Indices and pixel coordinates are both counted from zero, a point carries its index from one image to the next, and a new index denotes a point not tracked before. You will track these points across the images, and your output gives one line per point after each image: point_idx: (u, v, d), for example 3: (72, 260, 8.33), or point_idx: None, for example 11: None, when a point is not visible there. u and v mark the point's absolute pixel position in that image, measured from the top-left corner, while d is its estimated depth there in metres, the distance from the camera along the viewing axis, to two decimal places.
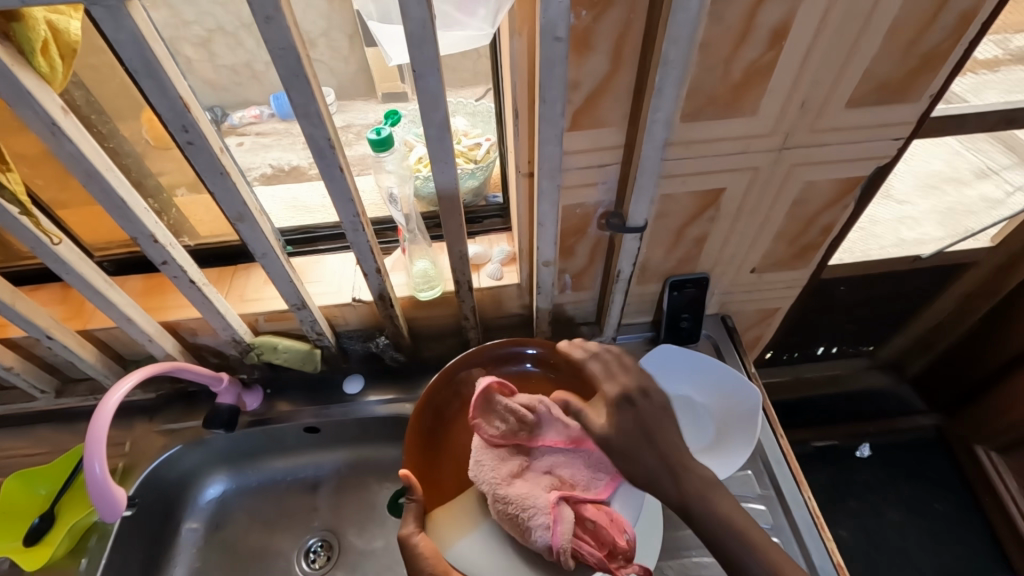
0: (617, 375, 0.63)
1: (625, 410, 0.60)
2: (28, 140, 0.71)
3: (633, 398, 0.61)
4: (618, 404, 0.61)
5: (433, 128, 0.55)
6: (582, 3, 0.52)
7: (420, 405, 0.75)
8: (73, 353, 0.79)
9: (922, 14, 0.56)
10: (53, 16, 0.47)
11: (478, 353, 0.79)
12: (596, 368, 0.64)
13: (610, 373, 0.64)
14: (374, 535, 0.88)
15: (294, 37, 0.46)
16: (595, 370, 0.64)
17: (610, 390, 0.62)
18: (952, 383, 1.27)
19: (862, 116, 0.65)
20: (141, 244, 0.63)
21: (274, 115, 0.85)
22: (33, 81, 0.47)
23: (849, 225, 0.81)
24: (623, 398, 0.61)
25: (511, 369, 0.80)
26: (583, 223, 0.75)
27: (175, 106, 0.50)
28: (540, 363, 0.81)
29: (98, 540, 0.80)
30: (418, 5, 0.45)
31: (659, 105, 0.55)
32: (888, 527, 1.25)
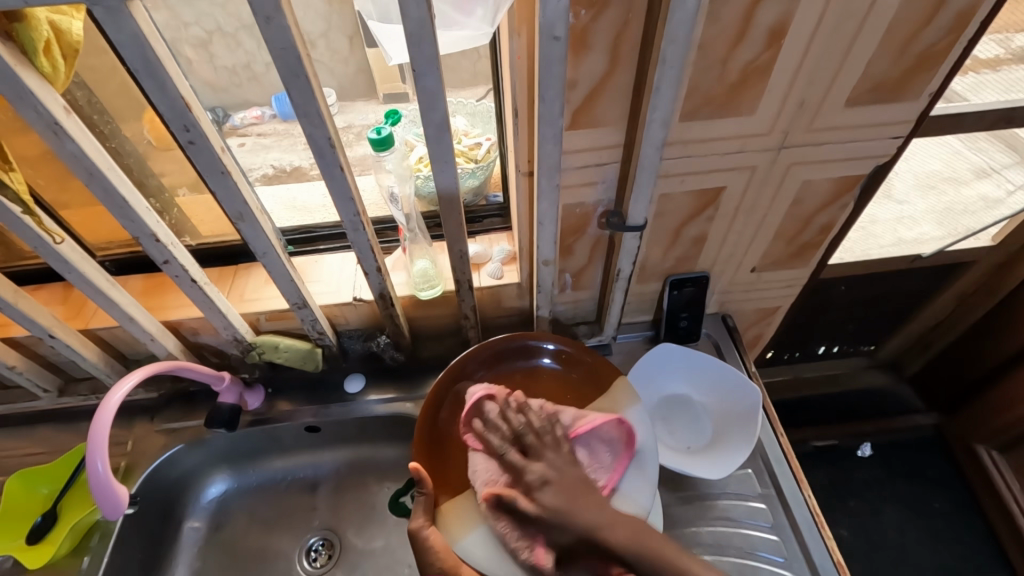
0: (538, 455, 0.64)
1: (544, 492, 0.61)
2: (31, 141, 0.72)
3: (553, 479, 0.62)
4: (536, 487, 0.62)
5: (432, 127, 0.55)
6: (580, 3, 0.52)
7: (428, 397, 0.76)
8: (75, 353, 0.79)
9: (918, 13, 0.56)
10: (55, 16, 0.47)
11: (485, 346, 0.79)
12: (516, 459, 0.64)
13: (535, 450, 0.65)
14: (374, 533, 0.89)
15: (294, 36, 0.47)
16: (513, 460, 0.64)
17: (531, 473, 0.62)
18: (953, 382, 1.26)
19: (861, 115, 0.65)
20: (142, 244, 0.63)
21: (275, 116, 0.86)
22: (36, 82, 0.47)
23: (848, 225, 0.81)
24: (543, 482, 0.62)
25: (516, 364, 0.81)
26: (582, 222, 0.75)
27: (177, 106, 0.50)
28: (546, 358, 0.81)
29: (100, 539, 0.79)
30: (417, 5, 0.45)
31: (656, 105, 0.55)
32: (888, 526, 1.25)
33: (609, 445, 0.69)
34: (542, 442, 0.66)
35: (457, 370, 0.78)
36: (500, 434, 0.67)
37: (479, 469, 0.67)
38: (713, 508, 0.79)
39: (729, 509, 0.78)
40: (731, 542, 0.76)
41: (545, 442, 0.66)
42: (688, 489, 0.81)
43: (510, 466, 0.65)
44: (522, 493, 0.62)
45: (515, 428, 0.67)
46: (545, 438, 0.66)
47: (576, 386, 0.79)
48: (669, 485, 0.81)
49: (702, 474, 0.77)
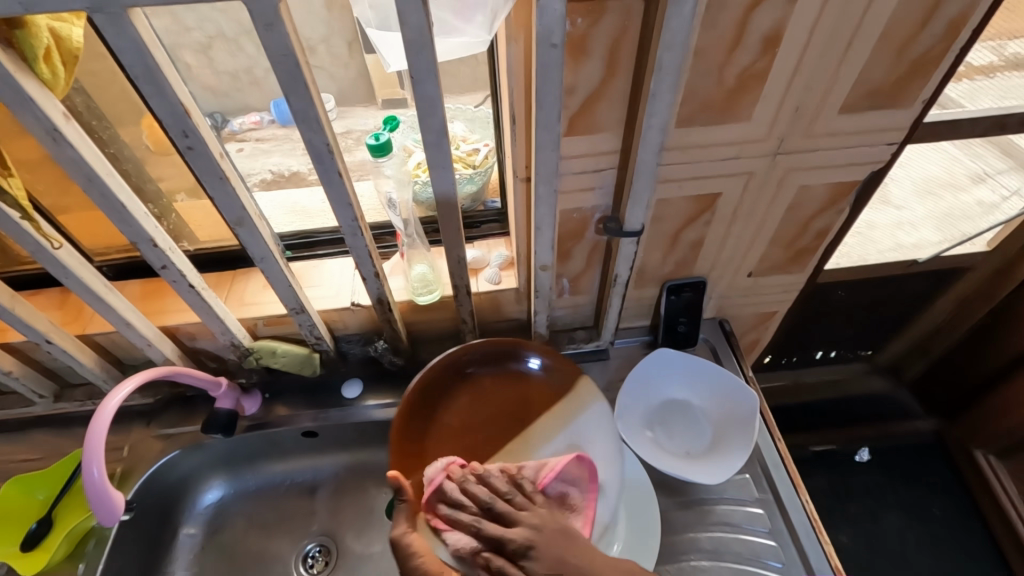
0: (516, 516, 0.62)
1: (531, 558, 0.58)
2: (29, 146, 0.72)
3: (537, 543, 0.59)
4: (519, 555, 0.59)
5: (430, 133, 0.56)
6: (577, 11, 0.53)
7: (405, 400, 0.75)
8: (72, 358, 0.79)
9: (914, 19, 0.56)
10: (56, 23, 0.47)
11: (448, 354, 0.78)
12: (493, 529, 0.61)
13: (510, 515, 0.62)
14: (372, 539, 0.88)
15: (293, 43, 0.47)
16: (491, 532, 0.61)
17: (512, 542, 0.59)
18: (950, 386, 1.27)
19: (856, 121, 0.65)
20: (140, 249, 0.64)
21: (274, 121, 0.85)
22: (36, 88, 0.47)
23: (845, 230, 0.81)
24: (528, 545, 0.59)
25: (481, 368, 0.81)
26: (580, 227, 0.76)
27: (176, 113, 0.50)
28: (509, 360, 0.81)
29: (95, 545, 0.79)
30: (416, 12, 0.46)
31: (654, 110, 0.55)
32: (886, 531, 1.25)
33: (578, 486, 0.70)
34: (515, 503, 0.64)
35: (433, 375, 0.78)
36: (472, 509, 0.65)
37: (460, 545, 0.62)
38: (711, 513, 0.79)
39: (727, 515, 0.78)
40: (729, 548, 0.76)
41: (519, 501, 0.64)
42: (686, 494, 0.81)
43: (489, 542, 0.61)
44: (510, 564, 0.59)
45: (484, 498, 0.64)
46: (516, 499, 0.64)
47: (553, 392, 0.80)
48: (667, 491, 0.81)
49: (700, 479, 0.77)
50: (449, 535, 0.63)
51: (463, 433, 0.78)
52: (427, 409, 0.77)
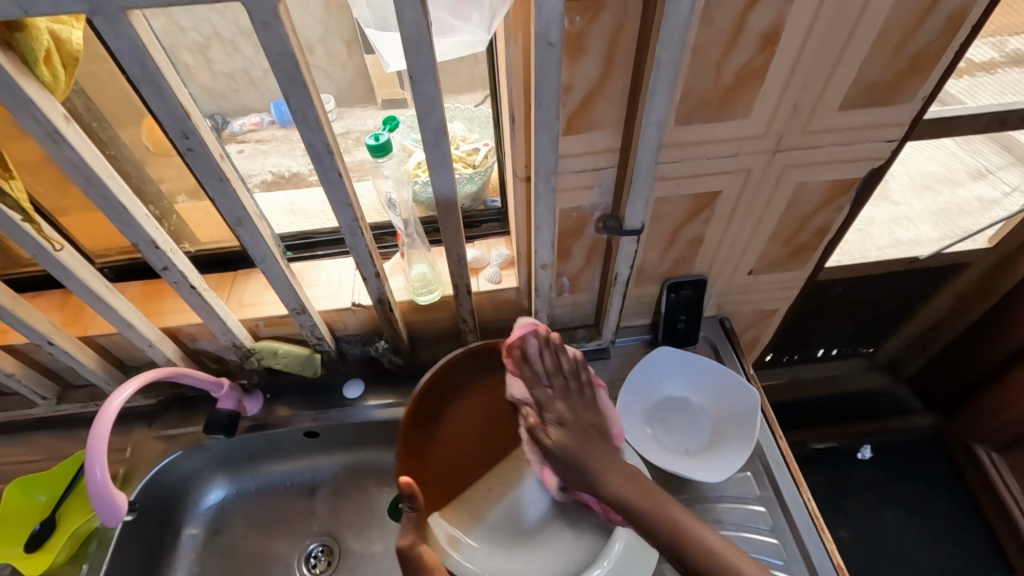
0: (560, 399, 0.77)
1: (562, 429, 0.74)
2: (29, 148, 0.72)
3: (569, 421, 0.75)
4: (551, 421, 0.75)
5: (429, 132, 0.56)
6: (575, 9, 0.53)
7: (409, 408, 0.72)
8: (73, 359, 0.79)
9: (911, 15, 0.56)
10: (55, 25, 0.47)
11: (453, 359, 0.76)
12: (541, 395, 0.77)
13: (559, 391, 0.78)
14: (373, 538, 0.89)
15: (292, 43, 0.47)
16: (540, 398, 0.77)
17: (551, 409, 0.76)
18: (951, 383, 1.27)
19: (855, 117, 0.65)
20: (141, 250, 0.64)
21: (274, 122, 0.85)
22: (36, 90, 0.47)
23: (845, 227, 0.81)
24: (560, 420, 0.75)
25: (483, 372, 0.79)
26: (580, 226, 0.76)
27: (176, 114, 0.51)
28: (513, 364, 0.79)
29: (98, 546, 0.80)
30: (413, 11, 0.46)
31: (652, 108, 0.55)
32: (887, 528, 1.25)
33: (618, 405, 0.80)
34: (567, 388, 0.78)
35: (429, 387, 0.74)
36: (537, 378, 0.78)
37: (515, 391, 0.77)
38: (712, 510, 0.79)
39: (728, 512, 0.78)
40: None
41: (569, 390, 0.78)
42: (686, 492, 0.81)
43: (535, 403, 0.77)
44: (542, 425, 0.75)
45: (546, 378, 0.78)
46: (570, 384, 0.78)
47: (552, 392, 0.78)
48: (668, 489, 0.81)
49: (700, 477, 0.77)
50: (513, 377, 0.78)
51: (467, 434, 0.76)
52: (427, 418, 0.75)
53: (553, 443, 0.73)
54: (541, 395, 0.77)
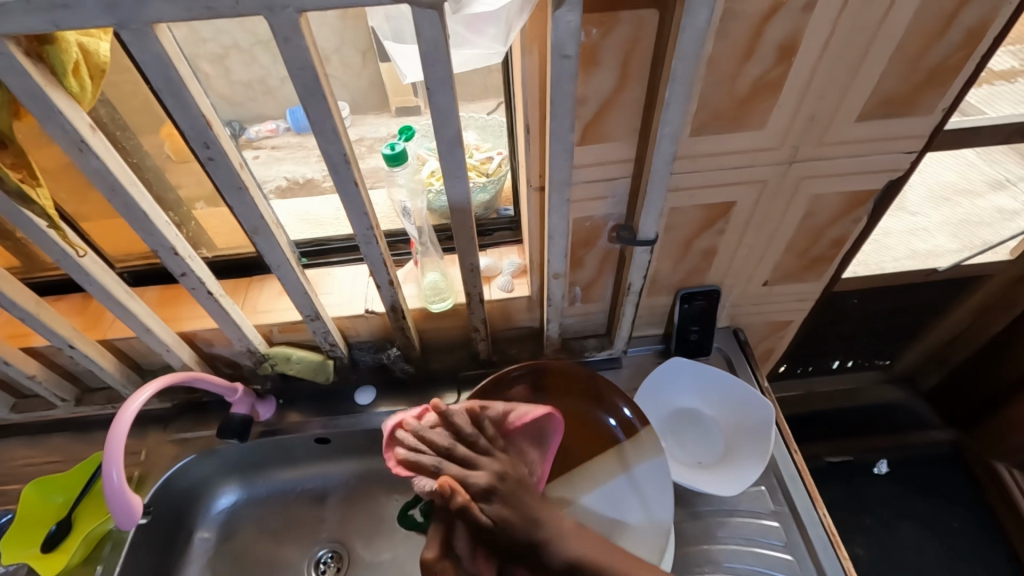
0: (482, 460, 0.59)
1: (486, 508, 0.56)
2: (54, 156, 0.73)
3: (500, 490, 0.57)
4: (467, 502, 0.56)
5: (444, 143, 0.56)
6: (591, 22, 0.53)
7: None
8: (92, 362, 0.80)
9: (930, 27, 0.56)
10: (84, 38, 0.48)
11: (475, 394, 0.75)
12: (454, 468, 0.58)
13: (474, 454, 0.60)
14: (382, 546, 0.88)
15: (311, 56, 0.48)
16: (455, 474, 0.58)
17: (465, 481, 0.57)
18: (972, 398, 1.24)
19: (872, 129, 0.65)
20: (161, 257, 0.65)
21: (289, 129, 0.90)
22: (63, 100, 0.48)
23: (862, 239, 0.80)
24: (490, 492, 0.56)
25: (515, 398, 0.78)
26: (592, 236, 0.76)
27: (198, 124, 0.52)
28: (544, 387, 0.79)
29: (112, 549, 0.80)
30: (432, 25, 0.46)
31: (667, 120, 0.55)
32: (904, 545, 1.22)
33: (538, 436, 0.65)
34: (479, 445, 0.61)
35: None
36: (439, 450, 0.60)
37: (420, 484, 0.58)
38: (726, 525, 0.77)
39: (742, 527, 0.77)
40: (743, 561, 0.75)
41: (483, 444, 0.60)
42: (699, 505, 0.80)
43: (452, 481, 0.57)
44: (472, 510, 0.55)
45: (453, 445, 0.60)
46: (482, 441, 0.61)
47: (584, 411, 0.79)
48: (680, 502, 0.80)
49: (713, 491, 0.76)
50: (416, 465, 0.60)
51: None
52: None
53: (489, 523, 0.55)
54: (454, 467, 0.58)
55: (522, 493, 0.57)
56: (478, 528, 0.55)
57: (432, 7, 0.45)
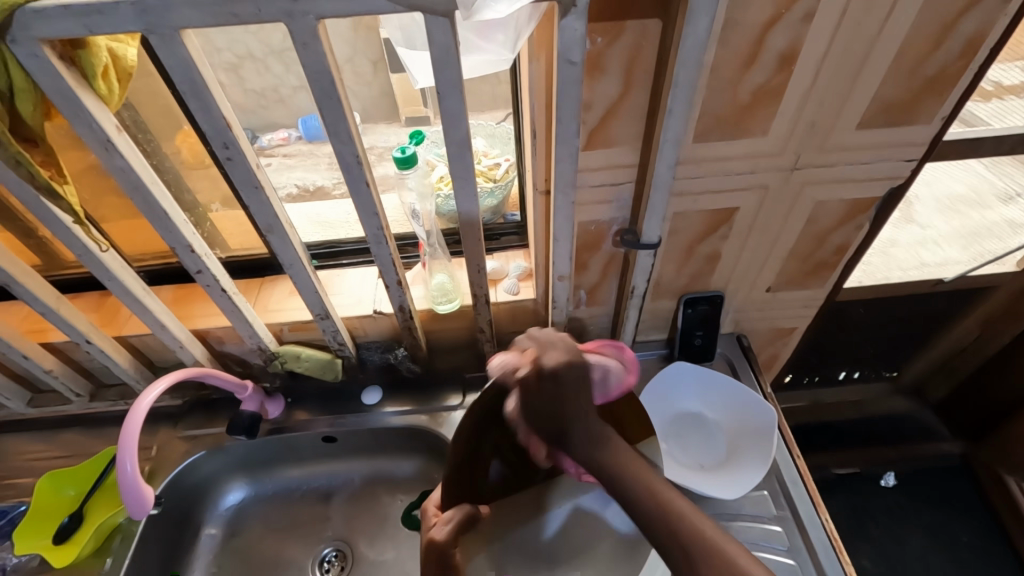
0: (563, 381, 0.63)
1: (549, 390, 0.62)
2: (78, 157, 0.76)
3: (563, 396, 0.63)
4: (546, 379, 0.62)
5: (453, 147, 0.58)
6: (596, 30, 0.55)
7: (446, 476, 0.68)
8: (108, 358, 0.83)
9: (928, 37, 0.57)
10: (113, 43, 0.51)
11: (536, 401, 0.62)
12: (544, 364, 0.63)
13: (566, 371, 0.63)
14: (386, 544, 0.89)
15: (327, 61, 0.50)
16: (543, 373, 0.63)
17: (543, 375, 0.63)
18: (980, 411, 1.23)
19: (872, 137, 0.66)
20: (178, 254, 0.67)
21: (301, 137, 0.93)
22: (93, 102, 0.51)
23: (864, 246, 0.81)
24: (556, 391, 0.62)
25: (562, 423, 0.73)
26: (598, 239, 0.77)
27: (218, 125, 0.54)
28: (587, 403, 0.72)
29: (121, 542, 0.82)
30: (443, 31, 0.48)
31: (669, 125, 0.57)
32: (911, 558, 1.21)
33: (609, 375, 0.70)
34: (572, 374, 0.63)
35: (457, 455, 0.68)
36: (532, 337, 0.67)
37: (501, 367, 0.65)
38: (728, 529, 0.77)
39: (743, 531, 0.77)
40: None
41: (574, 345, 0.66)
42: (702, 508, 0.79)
43: (533, 379, 0.63)
44: (536, 397, 0.63)
45: (550, 337, 0.66)
46: (575, 371, 0.64)
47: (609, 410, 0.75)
48: None
49: (715, 493, 0.76)
50: (524, 348, 0.66)
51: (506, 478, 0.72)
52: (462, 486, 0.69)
53: (546, 407, 0.62)
54: (546, 365, 0.63)
55: (577, 420, 0.62)
56: (536, 400, 0.62)
57: (443, 15, 0.47)
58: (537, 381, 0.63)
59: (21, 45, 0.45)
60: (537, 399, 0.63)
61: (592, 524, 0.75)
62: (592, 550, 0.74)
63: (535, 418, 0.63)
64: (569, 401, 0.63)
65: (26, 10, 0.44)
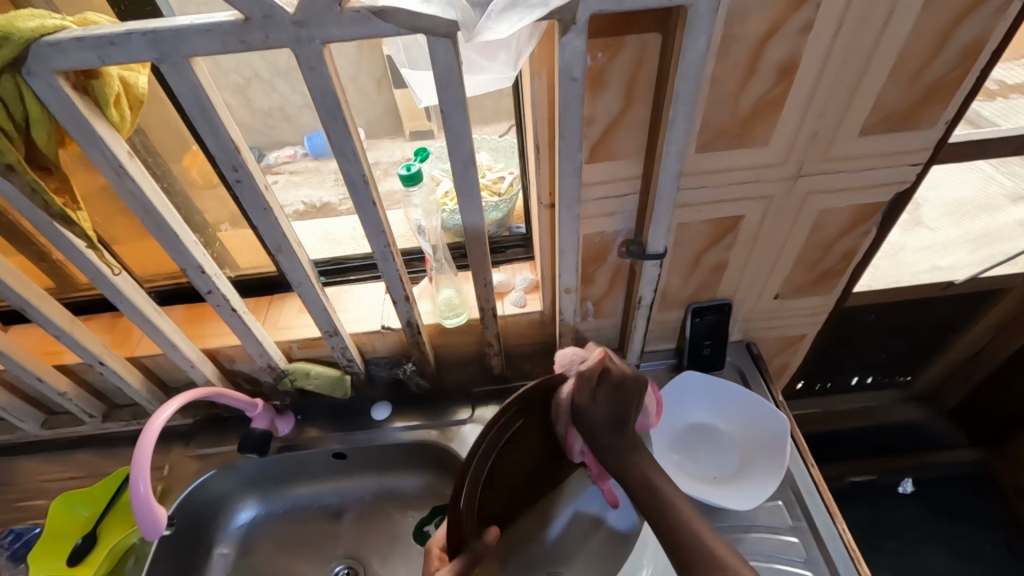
0: (619, 396, 0.66)
1: (606, 398, 0.65)
2: (91, 181, 0.78)
3: (614, 409, 0.65)
4: (607, 388, 0.65)
5: (458, 164, 0.59)
6: (597, 46, 0.56)
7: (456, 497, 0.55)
8: (121, 379, 0.83)
9: (926, 45, 0.57)
10: (125, 73, 0.53)
11: (593, 406, 0.64)
12: (610, 373, 0.65)
13: (625, 389, 0.66)
14: (398, 561, 0.89)
15: (333, 84, 0.51)
16: (608, 380, 0.65)
17: (607, 383, 0.65)
18: (997, 416, 1.21)
19: (875, 144, 0.66)
20: (189, 275, 0.68)
21: (306, 154, 0.96)
22: (106, 129, 0.52)
23: (872, 251, 0.80)
24: (610, 403, 0.65)
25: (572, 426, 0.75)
26: (603, 251, 0.77)
27: (228, 149, 0.55)
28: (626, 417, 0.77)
29: (135, 562, 0.84)
30: (446, 51, 0.49)
31: (672, 137, 0.57)
32: (932, 569, 1.19)
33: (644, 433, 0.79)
34: (628, 394, 0.67)
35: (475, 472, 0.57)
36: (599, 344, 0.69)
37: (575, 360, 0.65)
38: (743, 540, 0.76)
39: (759, 542, 0.76)
40: None
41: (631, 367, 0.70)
42: (716, 521, 0.78)
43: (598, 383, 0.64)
44: (594, 399, 0.64)
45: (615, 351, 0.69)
46: (632, 391, 0.67)
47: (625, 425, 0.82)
48: None
49: (729, 505, 0.75)
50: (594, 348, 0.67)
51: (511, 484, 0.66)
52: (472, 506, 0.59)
53: (601, 413, 0.64)
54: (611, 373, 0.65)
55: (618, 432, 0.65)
56: (594, 403, 0.64)
57: (446, 36, 0.48)
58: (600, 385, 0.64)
59: (37, 76, 0.47)
60: (594, 404, 0.64)
61: (588, 525, 0.79)
62: (589, 550, 0.78)
63: (584, 418, 0.64)
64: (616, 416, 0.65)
65: (42, 44, 0.45)
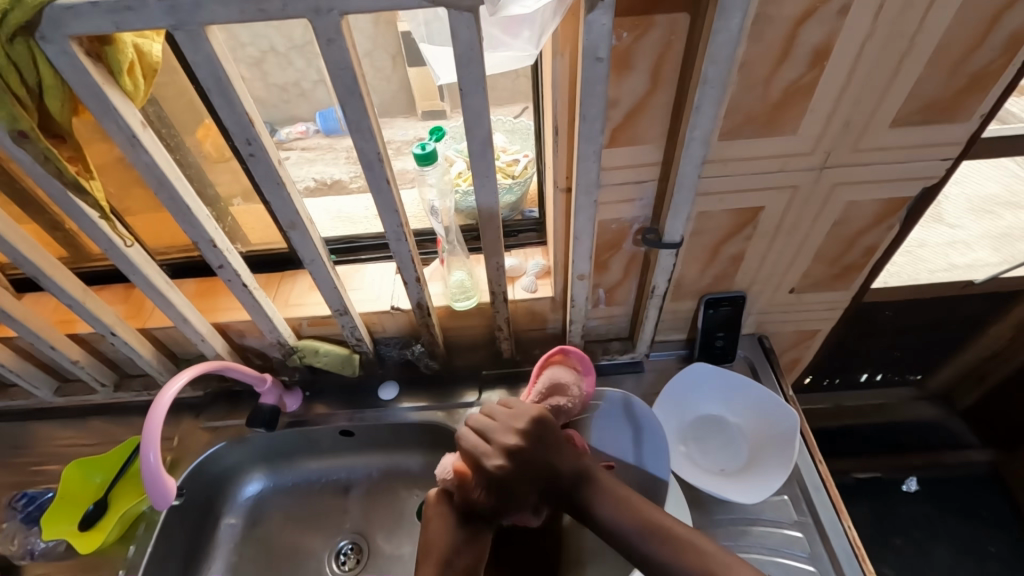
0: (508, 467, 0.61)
1: (495, 484, 0.61)
2: (105, 150, 0.77)
3: (522, 476, 0.61)
4: (487, 479, 0.61)
5: (476, 143, 0.57)
6: (623, 25, 0.54)
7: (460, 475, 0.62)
8: (132, 349, 0.84)
9: (969, 34, 0.55)
10: (139, 40, 0.51)
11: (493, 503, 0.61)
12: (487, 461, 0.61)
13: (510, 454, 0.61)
14: (402, 539, 0.90)
15: (351, 57, 0.50)
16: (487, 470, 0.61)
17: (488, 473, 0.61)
18: (1010, 418, 1.20)
19: (906, 136, 0.64)
20: (201, 249, 0.68)
21: (318, 131, 0.94)
22: (119, 97, 0.51)
23: (895, 247, 0.79)
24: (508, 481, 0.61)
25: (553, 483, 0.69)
26: (619, 238, 0.76)
27: (242, 122, 0.54)
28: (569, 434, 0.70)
29: (146, 528, 0.84)
30: (468, 27, 0.48)
31: (697, 123, 0.56)
32: (935, 567, 1.18)
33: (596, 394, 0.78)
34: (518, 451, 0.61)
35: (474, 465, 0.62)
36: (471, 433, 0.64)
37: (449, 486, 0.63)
38: (748, 533, 0.76)
39: (763, 536, 0.76)
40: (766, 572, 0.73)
41: (513, 411, 0.65)
42: (721, 513, 0.78)
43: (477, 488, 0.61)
44: (490, 500, 0.61)
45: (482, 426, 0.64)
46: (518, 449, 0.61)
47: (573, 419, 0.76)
48: (701, 509, 0.79)
49: (736, 498, 0.75)
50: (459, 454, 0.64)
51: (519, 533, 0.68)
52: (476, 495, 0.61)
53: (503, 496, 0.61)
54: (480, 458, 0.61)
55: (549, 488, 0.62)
56: (489, 497, 0.61)
57: (469, 10, 0.46)
58: (481, 485, 0.61)
59: (51, 42, 0.46)
60: (493, 500, 0.61)
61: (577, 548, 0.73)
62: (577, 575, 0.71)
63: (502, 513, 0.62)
64: (528, 476, 0.61)
65: (56, 6, 0.44)
